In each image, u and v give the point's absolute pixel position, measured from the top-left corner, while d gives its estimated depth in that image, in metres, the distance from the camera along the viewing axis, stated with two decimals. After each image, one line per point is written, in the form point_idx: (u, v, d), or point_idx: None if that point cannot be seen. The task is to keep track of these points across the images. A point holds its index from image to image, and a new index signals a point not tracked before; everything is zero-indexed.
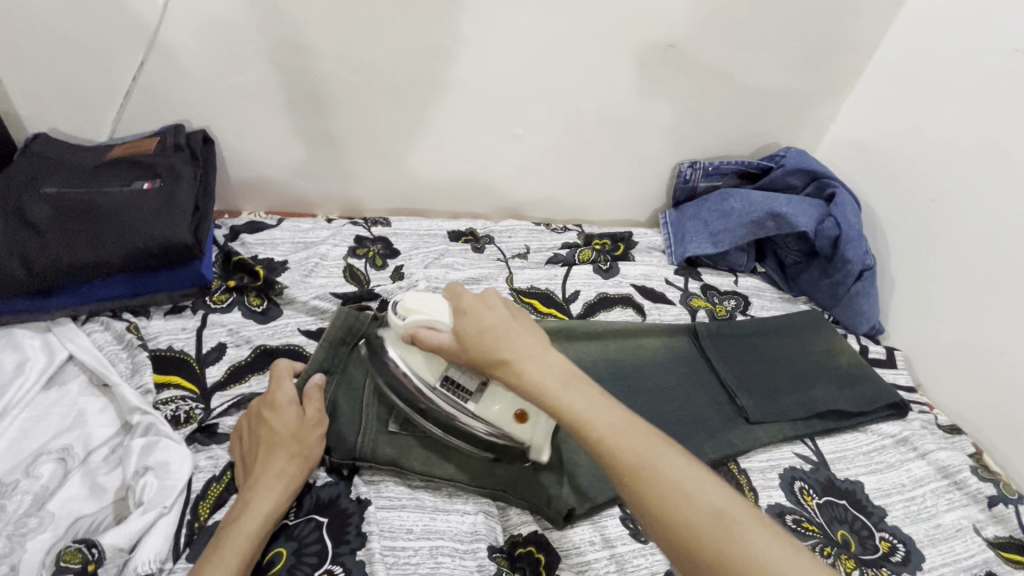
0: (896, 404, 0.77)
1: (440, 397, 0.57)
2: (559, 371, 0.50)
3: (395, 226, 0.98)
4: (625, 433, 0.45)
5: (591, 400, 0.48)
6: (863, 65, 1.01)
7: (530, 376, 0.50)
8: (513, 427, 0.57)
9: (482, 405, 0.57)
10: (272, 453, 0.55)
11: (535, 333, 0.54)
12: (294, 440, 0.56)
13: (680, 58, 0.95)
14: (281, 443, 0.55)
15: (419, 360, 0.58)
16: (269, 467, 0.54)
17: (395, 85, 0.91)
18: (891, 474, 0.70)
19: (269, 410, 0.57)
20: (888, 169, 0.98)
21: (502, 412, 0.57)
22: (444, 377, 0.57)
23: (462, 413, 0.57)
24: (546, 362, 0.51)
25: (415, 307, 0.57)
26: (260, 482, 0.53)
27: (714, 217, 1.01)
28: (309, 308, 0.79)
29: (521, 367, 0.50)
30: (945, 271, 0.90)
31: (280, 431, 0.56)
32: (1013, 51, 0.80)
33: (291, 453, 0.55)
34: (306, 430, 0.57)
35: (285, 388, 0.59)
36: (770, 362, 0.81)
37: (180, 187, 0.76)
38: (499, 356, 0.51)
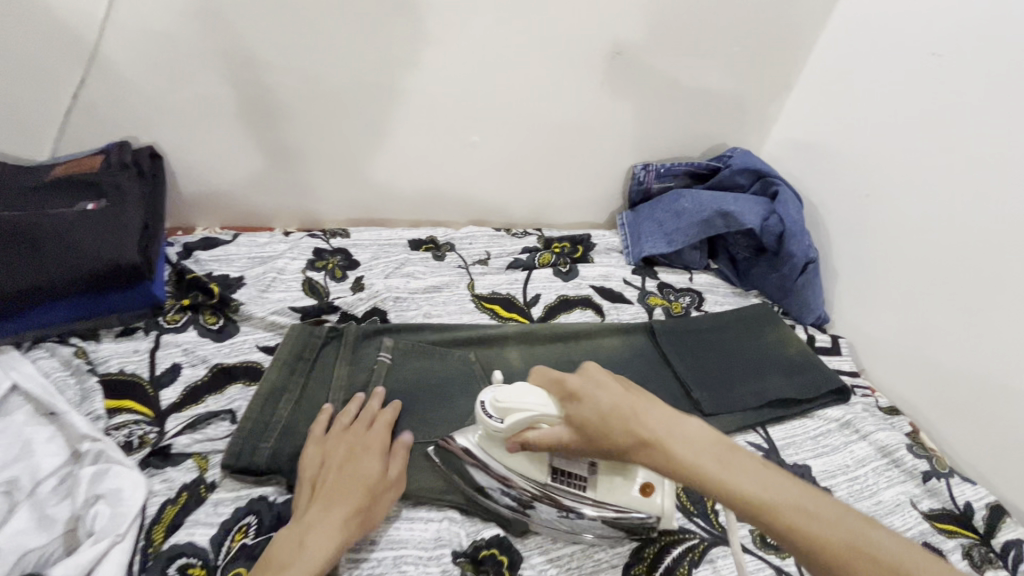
0: (839, 389, 0.81)
1: (556, 490, 0.57)
2: (710, 445, 0.48)
3: (354, 236, 0.98)
4: (796, 499, 0.44)
5: (753, 471, 0.47)
6: (799, 68, 1.06)
7: (685, 456, 0.47)
8: (639, 503, 0.57)
9: (602, 492, 0.57)
10: (346, 498, 0.54)
11: (658, 405, 0.51)
12: (372, 493, 0.56)
13: (629, 64, 0.98)
14: (356, 491, 0.55)
15: (524, 462, 0.57)
16: (337, 512, 0.53)
17: (349, 96, 0.91)
18: (836, 456, 0.75)
19: (358, 453, 0.58)
20: (826, 166, 1.04)
21: (625, 492, 0.57)
22: (554, 471, 0.58)
23: (584, 502, 0.57)
24: (692, 435, 0.49)
25: (511, 405, 0.54)
26: (322, 525, 0.52)
27: (668, 217, 1.04)
28: (267, 324, 0.78)
29: (671, 447, 0.48)
30: (881, 261, 0.95)
31: (359, 477, 0.56)
32: (930, 55, 0.86)
33: (362, 506, 0.54)
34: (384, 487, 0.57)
35: (379, 439, 0.60)
36: (723, 355, 0.85)
37: (128, 207, 0.75)
38: (642, 438, 0.48)
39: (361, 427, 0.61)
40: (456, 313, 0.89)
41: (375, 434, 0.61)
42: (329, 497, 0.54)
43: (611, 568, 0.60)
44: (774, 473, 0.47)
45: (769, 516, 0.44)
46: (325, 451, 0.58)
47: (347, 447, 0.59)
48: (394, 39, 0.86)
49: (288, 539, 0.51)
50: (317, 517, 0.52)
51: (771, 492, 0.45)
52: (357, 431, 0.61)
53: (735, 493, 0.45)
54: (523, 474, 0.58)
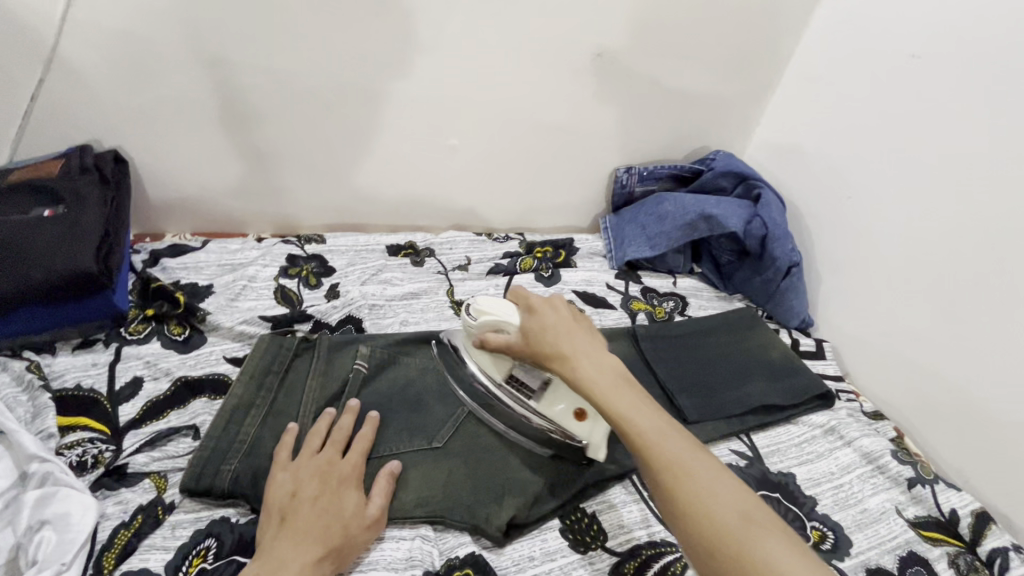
0: (823, 394, 0.80)
1: (506, 393, 0.63)
2: (611, 371, 0.53)
3: (330, 242, 0.95)
4: (662, 434, 0.48)
5: (636, 397, 0.51)
6: (781, 70, 1.06)
7: (585, 371, 0.53)
8: (573, 425, 0.62)
9: (543, 405, 0.62)
10: (317, 536, 0.51)
11: (592, 336, 0.57)
12: (346, 534, 0.53)
13: (610, 66, 0.97)
14: (329, 530, 0.52)
15: (486, 360, 0.63)
16: (307, 552, 0.50)
17: (322, 98, 0.89)
18: (821, 463, 0.73)
19: (333, 488, 0.55)
20: (808, 169, 1.03)
21: (562, 411, 0.62)
22: (509, 376, 0.63)
23: (526, 409, 0.63)
24: (600, 360, 0.54)
25: (488, 309, 0.61)
26: (293, 563, 0.49)
27: (651, 221, 1.03)
28: (236, 334, 0.75)
29: (578, 361, 0.54)
30: (864, 264, 0.95)
31: (335, 512, 0.53)
32: (910, 57, 0.85)
33: (335, 547, 0.51)
34: (360, 527, 0.54)
35: (356, 472, 0.57)
36: (706, 361, 0.84)
37: (86, 213, 0.72)
38: (558, 350, 0.55)
39: (338, 456, 0.58)
40: (435, 321, 0.86)
41: (352, 466, 0.58)
42: (299, 534, 0.51)
43: None
44: (652, 406, 0.51)
45: (629, 430, 0.49)
46: (297, 482, 0.55)
47: (322, 479, 0.55)
48: (367, 40, 0.84)
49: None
50: (286, 555, 0.49)
51: (643, 420, 0.49)
52: (334, 461, 0.58)
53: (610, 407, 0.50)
54: (482, 371, 0.64)
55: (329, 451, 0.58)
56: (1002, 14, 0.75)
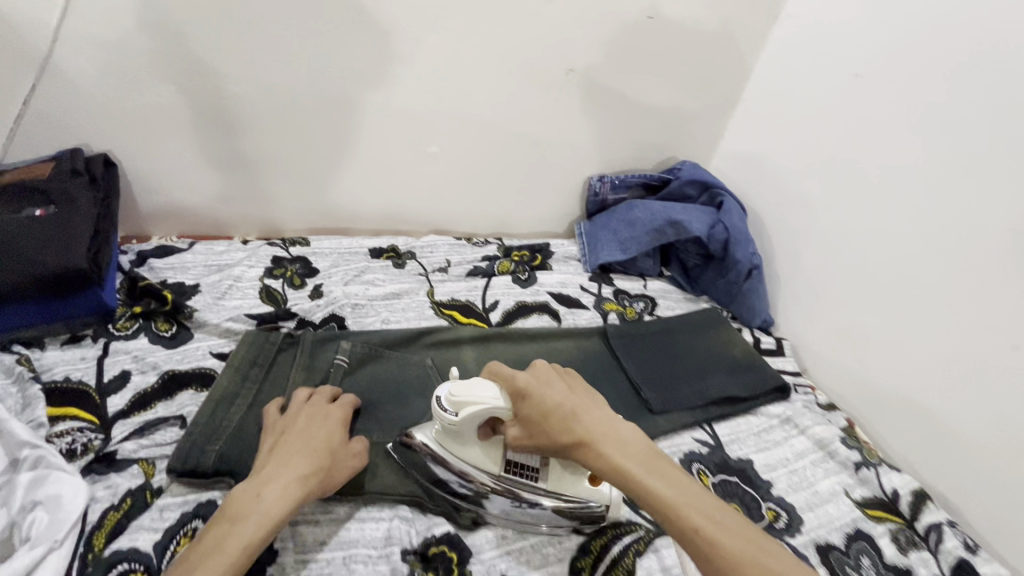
0: (781, 387, 0.85)
1: (509, 482, 0.61)
2: (633, 449, 0.54)
3: (314, 245, 0.99)
4: (702, 510, 0.49)
5: (663, 474, 0.52)
6: (741, 87, 1.13)
7: (609, 455, 0.53)
8: (588, 493, 0.61)
9: (554, 481, 0.61)
10: (306, 455, 0.56)
11: (598, 407, 0.57)
12: (332, 455, 0.58)
13: (581, 80, 1.03)
14: (316, 451, 0.57)
15: (479, 454, 0.60)
16: (296, 468, 0.55)
17: (308, 107, 0.93)
18: (777, 450, 0.78)
19: (321, 422, 0.61)
20: (767, 179, 1.10)
21: (573, 481, 0.61)
22: (507, 463, 0.61)
23: (537, 493, 0.61)
24: (618, 438, 0.54)
25: (464, 400, 0.57)
26: (281, 474, 0.54)
27: (622, 227, 1.09)
28: (222, 330, 0.78)
29: (597, 444, 0.53)
30: (818, 267, 1.01)
31: (320, 438, 0.59)
32: (854, 76, 0.93)
33: (323, 465, 0.56)
34: (343, 454, 0.60)
35: (341, 413, 0.63)
36: (672, 357, 0.89)
37: (77, 213, 0.74)
38: (575, 433, 0.54)
39: (325, 403, 0.64)
40: (415, 319, 0.90)
41: (338, 412, 0.63)
42: (288, 452, 0.56)
43: (560, 562, 0.62)
44: (678, 476, 0.52)
45: (666, 510, 0.49)
46: (288, 422, 0.61)
47: (310, 417, 0.61)
48: (350, 53, 0.89)
49: (245, 490, 0.52)
50: (277, 470, 0.54)
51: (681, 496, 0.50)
52: (321, 406, 0.63)
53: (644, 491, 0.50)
54: (478, 466, 0.61)
55: (318, 398, 0.64)
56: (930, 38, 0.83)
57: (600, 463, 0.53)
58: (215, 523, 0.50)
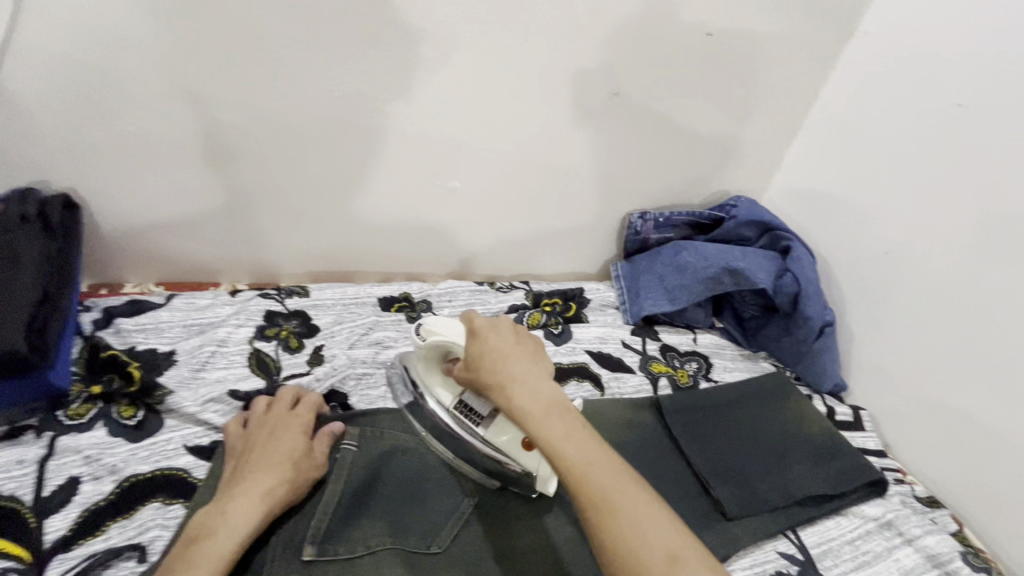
0: (876, 480, 0.71)
1: (454, 419, 0.60)
2: (547, 395, 0.47)
3: (315, 295, 0.85)
4: (597, 465, 0.44)
5: (570, 427, 0.46)
6: (804, 114, 0.99)
7: (517, 397, 0.47)
8: (522, 457, 0.58)
9: (494, 433, 0.59)
10: (266, 470, 0.56)
11: (531, 354, 0.51)
12: (296, 465, 0.57)
13: (626, 105, 0.88)
14: (279, 465, 0.56)
15: (438, 384, 0.61)
16: (257, 486, 0.54)
17: (309, 136, 0.79)
18: (881, 567, 0.64)
19: (279, 432, 0.60)
20: (835, 219, 0.96)
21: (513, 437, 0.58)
22: (460, 402, 0.60)
23: (473, 438, 0.60)
24: (535, 382, 0.48)
25: (437, 329, 0.57)
26: (240, 497, 0.53)
27: (669, 272, 0.94)
28: (199, 416, 0.64)
29: (509, 386, 0.48)
30: (900, 325, 0.87)
31: (278, 451, 0.58)
32: (952, 106, 0.79)
33: (286, 478, 0.56)
34: (308, 463, 0.59)
35: (301, 421, 0.62)
36: (740, 438, 0.74)
37: (20, 273, 0.60)
38: (495, 377, 0.49)
39: (285, 411, 0.64)
40: None
41: (299, 419, 0.63)
42: (248, 474, 0.55)
43: None
44: (584, 427, 0.46)
45: (557, 461, 0.44)
46: (246, 437, 0.60)
47: (270, 430, 0.60)
48: (358, 74, 0.74)
49: (208, 515, 0.51)
50: (240, 491, 0.53)
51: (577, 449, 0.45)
52: (283, 415, 0.63)
53: (540, 438, 0.45)
54: (433, 394, 0.62)
55: (277, 408, 0.64)
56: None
57: (508, 404, 0.47)
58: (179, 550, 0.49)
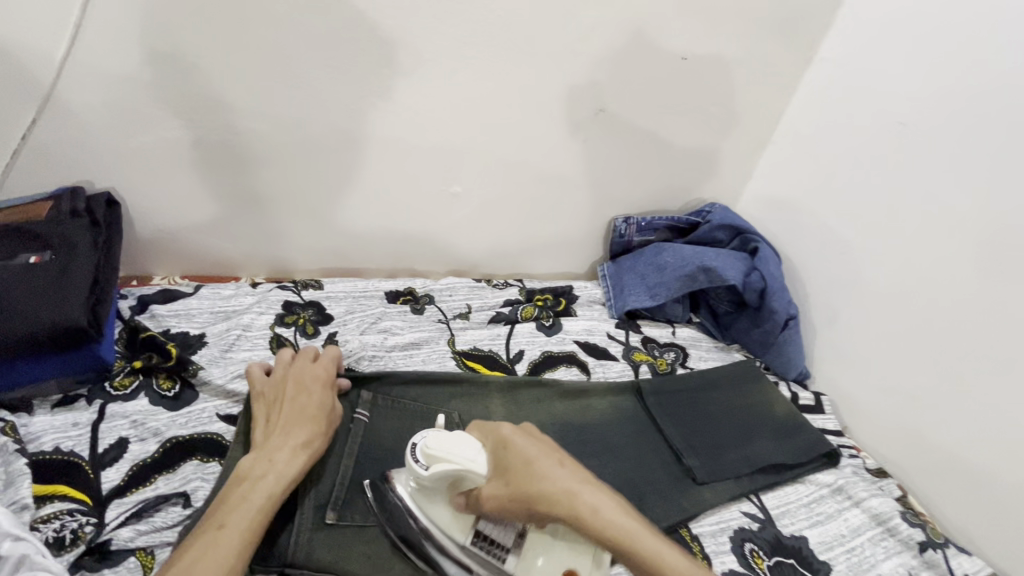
0: (829, 453, 0.80)
1: (472, 553, 0.58)
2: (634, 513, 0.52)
3: (327, 288, 0.93)
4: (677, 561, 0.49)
5: (660, 538, 0.51)
6: (771, 130, 1.09)
7: (615, 520, 0.50)
8: None
9: (527, 570, 0.57)
10: (302, 423, 0.61)
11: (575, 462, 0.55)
12: (325, 418, 0.63)
13: (610, 120, 0.98)
14: (312, 419, 0.62)
15: (446, 518, 0.58)
16: (296, 437, 0.60)
17: (327, 145, 0.88)
18: (831, 525, 0.73)
19: (308, 387, 0.65)
20: (800, 224, 1.06)
21: (546, 570, 0.57)
22: (475, 534, 0.58)
23: (500, 571, 0.58)
24: (621, 507, 0.52)
25: (440, 455, 0.54)
26: (282, 447, 0.58)
27: (650, 271, 1.04)
28: (229, 389, 0.72)
29: (578, 493, 0.51)
30: (856, 319, 0.97)
31: (309, 406, 0.63)
32: (896, 124, 0.89)
33: (319, 430, 0.62)
34: (333, 414, 0.65)
35: (324, 373, 0.67)
36: (711, 417, 0.83)
37: (75, 260, 0.68)
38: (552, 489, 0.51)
39: (308, 366, 0.68)
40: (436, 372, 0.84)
41: (321, 372, 0.67)
42: (285, 426, 0.61)
43: None
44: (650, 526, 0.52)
45: (642, 562, 0.49)
46: (276, 390, 0.65)
47: (296, 383, 0.65)
48: (373, 89, 0.84)
49: (254, 462, 0.57)
50: (281, 442, 0.59)
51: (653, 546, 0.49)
52: (306, 368, 0.67)
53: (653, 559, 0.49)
54: (442, 528, 0.58)
55: (299, 361, 0.68)
56: (985, 87, 0.79)
57: (605, 526, 0.50)
58: (229, 490, 0.55)
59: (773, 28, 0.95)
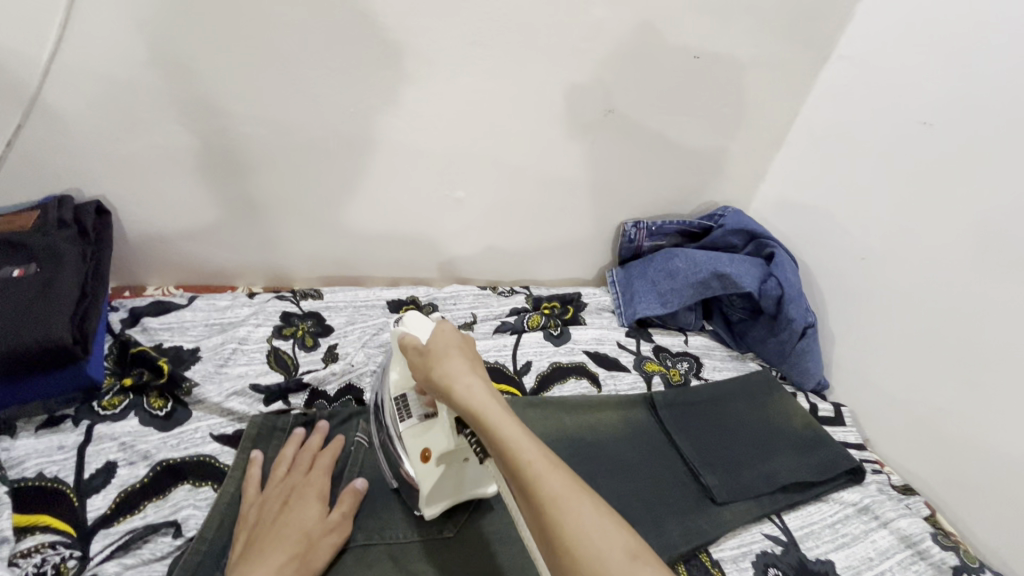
0: (853, 469, 0.76)
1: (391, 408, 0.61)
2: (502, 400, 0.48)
3: (327, 297, 0.90)
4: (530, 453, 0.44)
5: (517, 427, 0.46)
6: (785, 130, 1.06)
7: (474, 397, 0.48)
8: (424, 467, 0.58)
9: (410, 435, 0.58)
10: (279, 547, 0.52)
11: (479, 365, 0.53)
12: (308, 539, 0.54)
13: (620, 122, 0.95)
14: (292, 539, 0.53)
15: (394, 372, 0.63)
16: (270, 562, 0.50)
17: (324, 148, 0.85)
18: (859, 548, 0.69)
19: (290, 505, 0.56)
20: (816, 228, 1.02)
21: (422, 447, 0.58)
22: (401, 395, 0.61)
23: (395, 430, 0.60)
24: (489, 393, 0.48)
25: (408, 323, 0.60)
26: (251, 572, 0.49)
27: (661, 277, 1.00)
28: (222, 408, 0.68)
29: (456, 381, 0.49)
30: (876, 327, 0.93)
31: (293, 525, 0.54)
32: (919, 124, 0.85)
33: (296, 554, 0.52)
34: (322, 531, 0.55)
35: (318, 487, 0.59)
36: (727, 432, 0.80)
37: (62, 272, 0.65)
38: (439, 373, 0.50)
39: (297, 480, 0.60)
40: None
41: (314, 486, 0.59)
42: (262, 548, 0.52)
43: None
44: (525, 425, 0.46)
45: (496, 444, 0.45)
46: (262, 507, 0.57)
47: (285, 501, 0.57)
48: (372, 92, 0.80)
49: None
50: (246, 572, 0.49)
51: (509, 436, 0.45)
52: (300, 480, 0.60)
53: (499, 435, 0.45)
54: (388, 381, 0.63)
55: (294, 473, 0.60)
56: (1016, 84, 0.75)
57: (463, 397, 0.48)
58: None
59: (789, 24, 0.91)
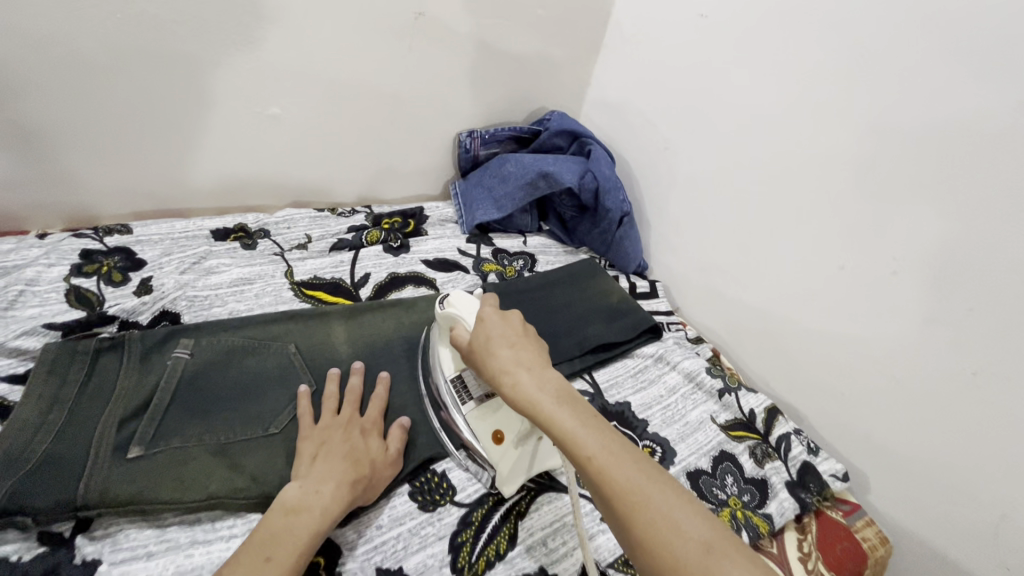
0: (654, 327, 0.89)
1: (447, 387, 0.67)
2: (553, 387, 0.52)
3: (138, 232, 0.85)
4: (609, 452, 0.46)
5: (588, 424, 0.49)
6: (602, 31, 1.10)
7: (527, 389, 0.52)
8: (492, 448, 0.65)
9: (475, 417, 0.66)
10: (350, 466, 0.59)
11: (540, 355, 0.56)
12: (374, 467, 0.61)
13: (432, 26, 0.91)
14: (358, 461, 0.60)
15: (448, 354, 0.69)
16: (342, 473, 0.58)
17: (86, 67, 0.72)
18: (652, 389, 0.82)
19: (359, 433, 0.62)
20: (632, 126, 1.10)
21: (485, 426, 0.65)
22: (458, 376, 0.68)
23: (458, 413, 0.66)
24: (554, 389, 0.52)
25: (455, 305, 0.65)
26: (328, 481, 0.56)
27: (495, 183, 1.05)
28: (7, 350, 0.64)
29: (516, 376, 0.53)
30: (677, 209, 1.05)
31: (365, 451, 0.61)
32: (700, 15, 0.91)
33: (363, 474, 0.59)
34: (383, 463, 0.62)
35: (374, 423, 0.65)
36: (550, 309, 0.88)
37: None
38: (489, 364, 0.56)
39: (356, 412, 0.65)
40: (271, 305, 0.81)
41: (372, 421, 0.66)
42: (332, 460, 0.59)
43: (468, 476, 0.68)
44: (598, 423, 0.49)
45: (573, 451, 0.47)
46: (324, 430, 0.62)
47: (345, 428, 0.63)
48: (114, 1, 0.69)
49: (302, 491, 0.55)
50: (324, 477, 0.57)
51: (584, 433, 0.48)
52: (354, 415, 0.65)
53: (552, 424, 0.49)
54: (444, 364, 0.69)
55: (348, 408, 0.65)
56: None
57: (515, 394, 0.52)
58: (275, 517, 0.53)
59: None
